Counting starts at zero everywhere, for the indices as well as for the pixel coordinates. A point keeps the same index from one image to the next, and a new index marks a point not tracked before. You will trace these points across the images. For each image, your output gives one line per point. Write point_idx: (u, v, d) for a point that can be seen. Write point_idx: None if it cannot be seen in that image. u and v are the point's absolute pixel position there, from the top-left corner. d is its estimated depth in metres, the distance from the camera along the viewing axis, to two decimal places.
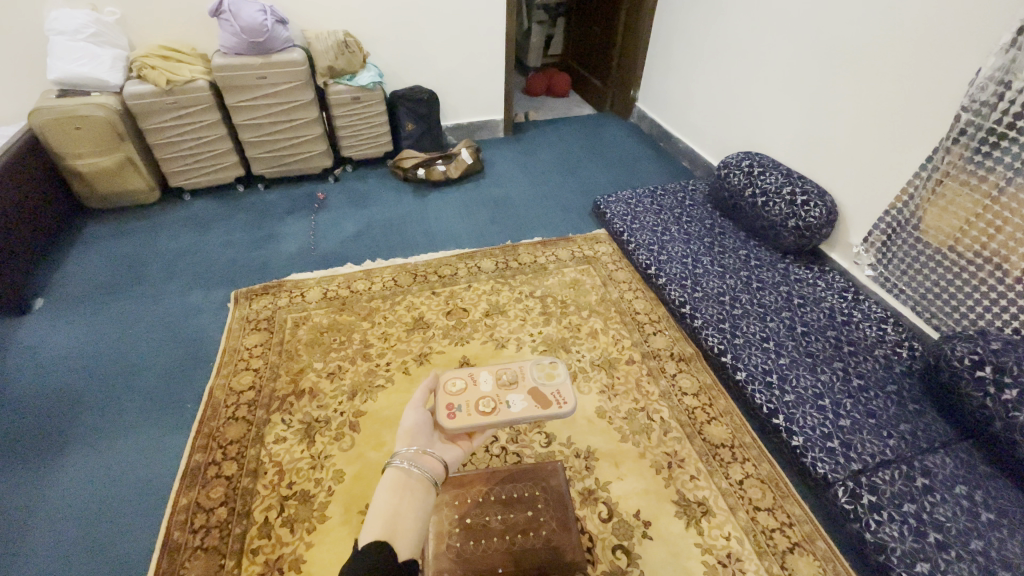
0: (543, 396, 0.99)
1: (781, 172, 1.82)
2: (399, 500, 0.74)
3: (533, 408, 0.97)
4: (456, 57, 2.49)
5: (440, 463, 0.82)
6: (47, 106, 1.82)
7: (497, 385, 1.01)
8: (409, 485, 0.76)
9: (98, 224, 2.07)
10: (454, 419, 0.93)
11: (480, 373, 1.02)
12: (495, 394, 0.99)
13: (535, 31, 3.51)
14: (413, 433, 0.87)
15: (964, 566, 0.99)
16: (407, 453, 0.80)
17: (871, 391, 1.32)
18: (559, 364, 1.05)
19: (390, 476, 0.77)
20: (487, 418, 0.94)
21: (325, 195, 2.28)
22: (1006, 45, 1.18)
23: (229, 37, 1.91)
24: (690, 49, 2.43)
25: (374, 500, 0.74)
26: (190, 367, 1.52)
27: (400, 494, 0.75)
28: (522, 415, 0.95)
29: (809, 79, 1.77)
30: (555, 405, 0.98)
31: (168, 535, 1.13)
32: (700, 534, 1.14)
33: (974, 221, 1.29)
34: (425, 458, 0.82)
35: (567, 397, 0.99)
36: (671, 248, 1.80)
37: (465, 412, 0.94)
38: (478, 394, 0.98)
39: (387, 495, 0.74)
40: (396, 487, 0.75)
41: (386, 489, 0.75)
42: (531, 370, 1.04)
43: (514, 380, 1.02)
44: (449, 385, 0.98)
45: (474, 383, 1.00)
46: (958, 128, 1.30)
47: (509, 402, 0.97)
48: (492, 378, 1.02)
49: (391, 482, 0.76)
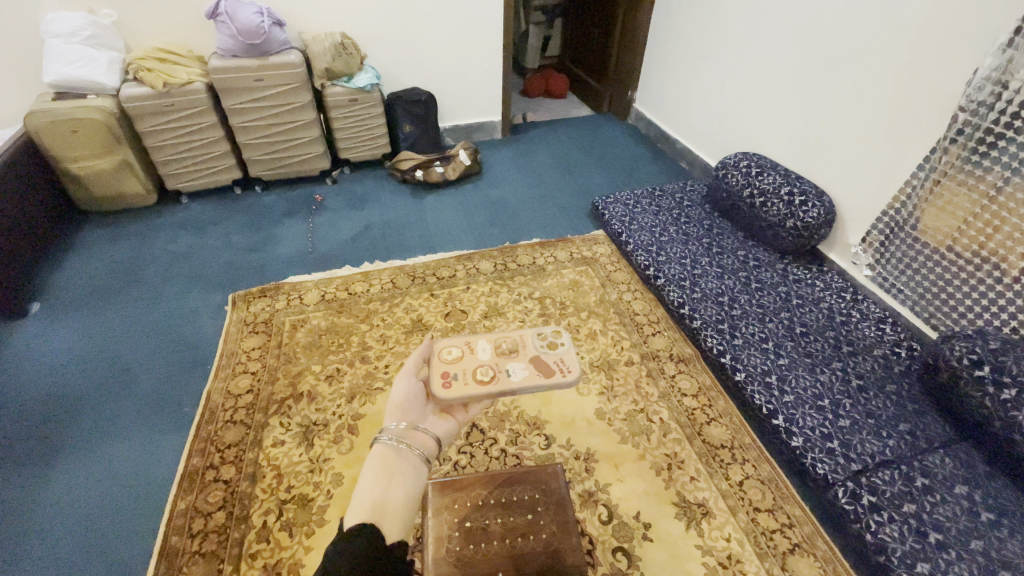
0: (547, 366, 1.00)
1: (779, 172, 1.82)
2: (386, 479, 0.74)
3: (535, 378, 0.97)
4: (454, 57, 2.49)
5: (431, 440, 0.84)
6: (43, 109, 1.81)
7: (497, 353, 1.01)
8: (398, 466, 0.76)
9: (97, 226, 2.07)
10: (449, 388, 0.93)
11: (478, 342, 1.02)
12: (494, 361, 0.99)
13: (534, 32, 3.51)
14: (404, 407, 0.87)
15: (965, 566, 0.99)
16: (394, 430, 0.81)
17: (870, 391, 1.32)
18: (563, 334, 1.05)
19: (381, 457, 0.76)
20: (484, 386, 0.94)
21: (323, 197, 2.28)
22: (1004, 44, 1.18)
23: (226, 40, 1.91)
24: (688, 48, 2.42)
25: (362, 476, 0.74)
26: (187, 370, 1.51)
27: (389, 475, 0.75)
28: (522, 384, 0.96)
29: (808, 80, 1.77)
30: (558, 374, 0.99)
31: (166, 539, 1.13)
32: (700, 535, 1.14)
33: (972, 220, 1.29)
34: (414, 435, 0.82)
35: (571, 366, 1.00)
36: (671, 249, 1.80)
37: (462, 381, 0.94)
38: (476, 362, 0.98)
39: (376, 471, 0.75)
40: (384, 466, 0.75)
41: (376, 469, 0.75)
42: (533, 339, 1.03)
43: (515, 348, 1.02)
44: (445, 353, 0.98)
45: (471, 351, 1.00)
46: (956, 128, 1.30)
47: (509, 370, 0.97)
48: (491, 345, 1.02)
49: (380, 463, 0.76)
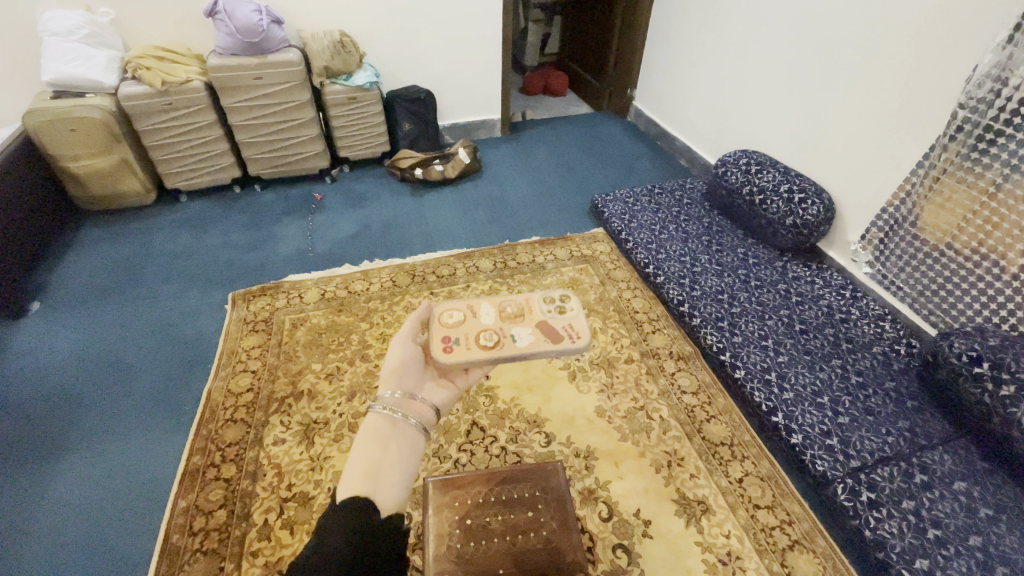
0: (555, 331, 0.99)
1: (779, 170, 1.82)
2: (381, 450, 0.75)
3: (542, 342, 0.97)
4: (453, 54, 2.48)
5: (428, 410, 0.85)
6: (41, 108, 1.80)
7: (500, 318, 1.01)
8: (393, 437, 0.77)
9: (96, 226, 2.06)
10: (449, 353, 0.94)
11: (480, 307, 1.03)
12: (498, 327, 0.99)
13: (533, 29, 3.51)
14: (400, 373, 0.88)
15: (963, 562, 1.00)
16: (389, 400, 0.81)
17: (869, 388, 1.33)
18: (571, 299, 1.04)
19: (376, 427, 0.77)
20: (487, 351, 0.95)
21: (323, 196, 2.27)
22: (1003, 41, 1.18)
23: (224, 38, 1.90)
24: (688, 45, 2.42)
25: (354, 449, 0.74)
26: (187, 369, 1.51)
27: (384, 446, 0.75)
28: (528, 348, 0.96)
29: (807, 77, 1.77)
30: (567, 340, 0.98)
31: (168, 538, 1.13)
32: (700, 532, 1.14)
33: (972, 217, 1.30)
34: (409, 405, 0.83)
35: (581, 331, 0.99)
36: (670, 246, 1.80)
37: (463, 346, 0.95)
38: (478, 327, 0.99)
39: (370, 441, 0.75)
40: (377, 437, 0.76)
41: (371, 439, 0.75)
42: (540, 304, 1.04)
43: (521, 314, 1.02)
44: (447, 318, 0.99)
45: (473, 316, 1.01)
46: (956, 125, 1.30)
47: (514, 336, 0.98)
48: (494, 309, 1.03)
49: (375, 434, 0.76)
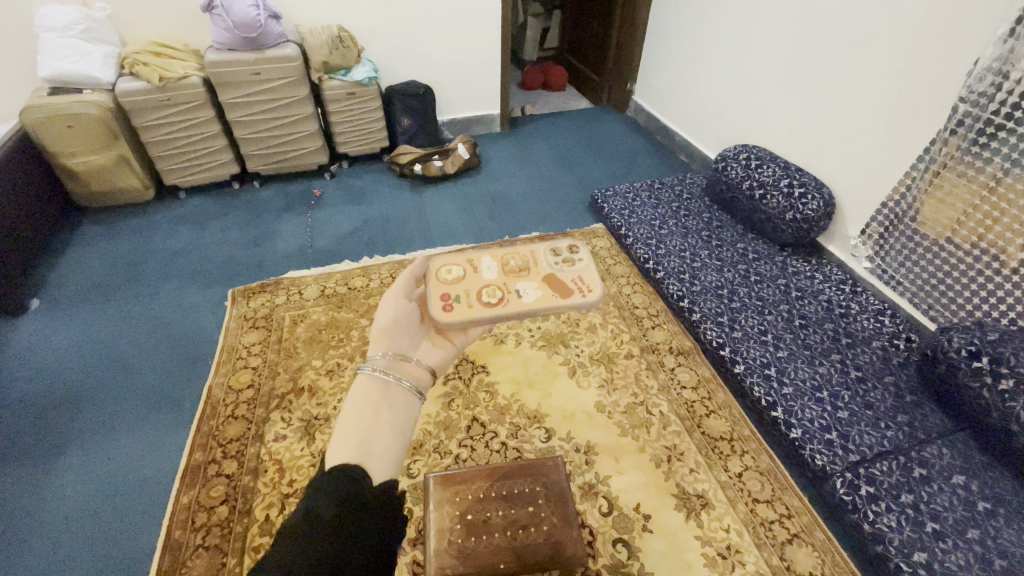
0: (565, 285, 0.98)
1: (779, 164, 1.82)
2: (373, 414, 0.71)
3: (548, 297, 0.96)
4: (451, 49, 2.47)
5: (423, 371, 0.82)
6: (38, 104, 1.79)
7: (505, 274, 0.99)
8: (386, 401, 0.74)
9: (95, 223, 2.06)
10: (449, 311, 0.93)
11: (482, 262, 1.01)
12: (502, 282, 0.98)
13: (532, 24, 3.49)
14: (394, 332, 0.86)
15: (962, 555, 1.00)
16: (380, 362, 0.78)
17: (869, 383, 1.33)
18: (579, 253, 1.03)
19: (369, 390, 0.74)
20: (490, 307, 0.94)
21: (321, 192, 2.27)
22: (1005, 34, 1.17)
23: (221, 33, 1.89)
24: (687, 39, 2.41)
25: (345, 411, 0.71)
26: (187, 366, 1.51)
27: (376, 411, 0.72)
28: (534, 303, 0.94)
29: (808, 71, 1.76)
30: (577, 294, 0.97)
31: (170, 533, 1.14)
32: (700, 526, 1.15)
33: (972, 212, 1.29)
34: (402, 367, 0.80)
35: (591, 285, 0.98)
36: (670, 242, 1.80)
37: (463, 305, 0.94)
38: (480, 283, 0.97)
39: (362, 405, 0.72)
40: (370, 401, 0.72)
41: (364, 403, 0.72)
42: (545, 259, 1.02)
43: (525, 269, 1.00)
44: (447, 275, 0.98)
45: (474, 273, 0.99)
46: (957, 119, 1.29)
47: (519, 291, 0.96)
48: (496, 263, 1.01)
49: (367, 398, 0.73)
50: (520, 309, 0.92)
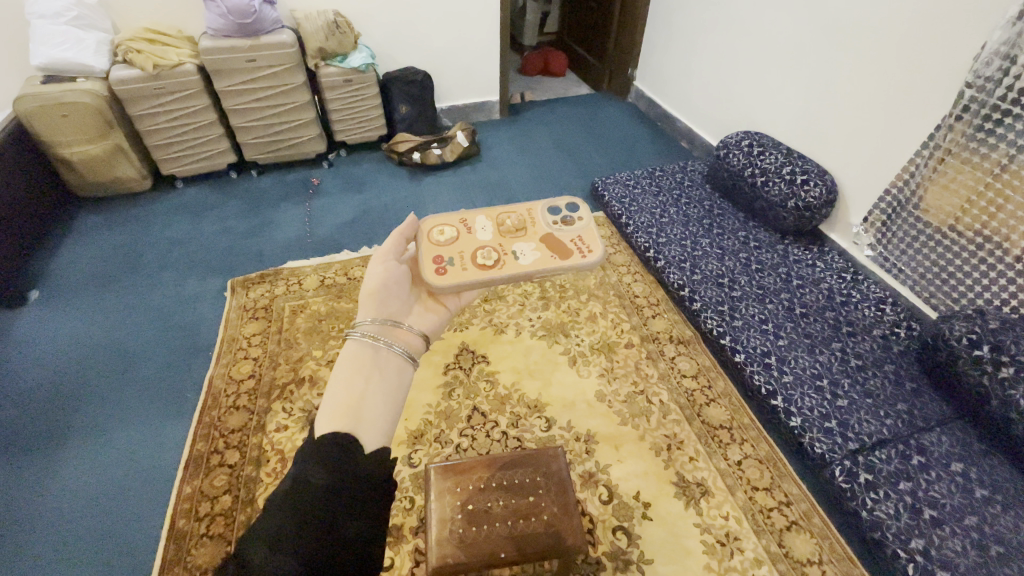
0: (563, 246, 0.98)
1: (781, 151, 1.80)
2: (364, 380, 0.67)
3: (547, 257, 0.95)
4: (449, 34, 2.43)
5: (415, 337, 0.79)
6: (31, 94, 1.77)
7: (500, 236, 0.99)
8: (377, 367, 0.70)
9: (92, 213, 2.05)
10: (444, 273, 0.90)
11: (476, 223, 1.00)
12: (497, 244, 0.97)
13: (532, 8, 3.43)
14: (384, 292, 0.82)
15: (959, 541, 1.01)
16: (370, 328, 0.74)
17: (868, 371, 1.33)
18: (577, 213, 1.04)
19: (360, 354, 0.70)
20: (486, 268, 0.92)
21: (320, 181, 2.25)
22: (1013, 17, 1.14)
23: (215, 19, 1.86)
24: (689, 23, 2.37)
25: (335, 376, 0.67)
26: (188, 357, 1.51)
27: (367, 375, 0.68)
28: (532, 263, 0.94)
29: (811, 55, 1.73)
30: (576, 254, 0.97)
31: (174, 523, 1.15)
32: (699, 514, 1.16)
33: (976, 199, 1.28)
34: (394, 333, 0.76)
35: (591, 244, 0.98)
36: (670, 230, 1.78)
37: (458, 267, 0.92)
38: (475, 245, 0.96)
39: (352, 371, 0.68)
40: (360, 366, 0.68)
41: (353, 368, 0.68)
42: (541, 220, 1.02)
43: (521, 229, 1.00)
44: (439, 236, 0.96)
45: (467, 236, 0.98)
46: (962, 104, 1.27)
47: (516, 252, 0.95)
48: (492, 224, 1.02)
49: (356, 363, 0.69)
50: (518, 270, 0.92)
